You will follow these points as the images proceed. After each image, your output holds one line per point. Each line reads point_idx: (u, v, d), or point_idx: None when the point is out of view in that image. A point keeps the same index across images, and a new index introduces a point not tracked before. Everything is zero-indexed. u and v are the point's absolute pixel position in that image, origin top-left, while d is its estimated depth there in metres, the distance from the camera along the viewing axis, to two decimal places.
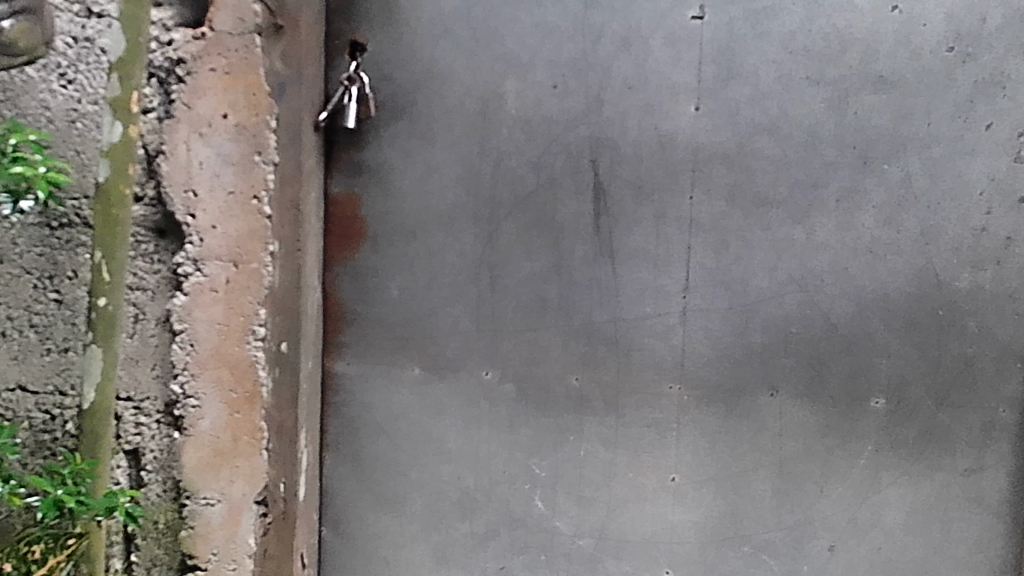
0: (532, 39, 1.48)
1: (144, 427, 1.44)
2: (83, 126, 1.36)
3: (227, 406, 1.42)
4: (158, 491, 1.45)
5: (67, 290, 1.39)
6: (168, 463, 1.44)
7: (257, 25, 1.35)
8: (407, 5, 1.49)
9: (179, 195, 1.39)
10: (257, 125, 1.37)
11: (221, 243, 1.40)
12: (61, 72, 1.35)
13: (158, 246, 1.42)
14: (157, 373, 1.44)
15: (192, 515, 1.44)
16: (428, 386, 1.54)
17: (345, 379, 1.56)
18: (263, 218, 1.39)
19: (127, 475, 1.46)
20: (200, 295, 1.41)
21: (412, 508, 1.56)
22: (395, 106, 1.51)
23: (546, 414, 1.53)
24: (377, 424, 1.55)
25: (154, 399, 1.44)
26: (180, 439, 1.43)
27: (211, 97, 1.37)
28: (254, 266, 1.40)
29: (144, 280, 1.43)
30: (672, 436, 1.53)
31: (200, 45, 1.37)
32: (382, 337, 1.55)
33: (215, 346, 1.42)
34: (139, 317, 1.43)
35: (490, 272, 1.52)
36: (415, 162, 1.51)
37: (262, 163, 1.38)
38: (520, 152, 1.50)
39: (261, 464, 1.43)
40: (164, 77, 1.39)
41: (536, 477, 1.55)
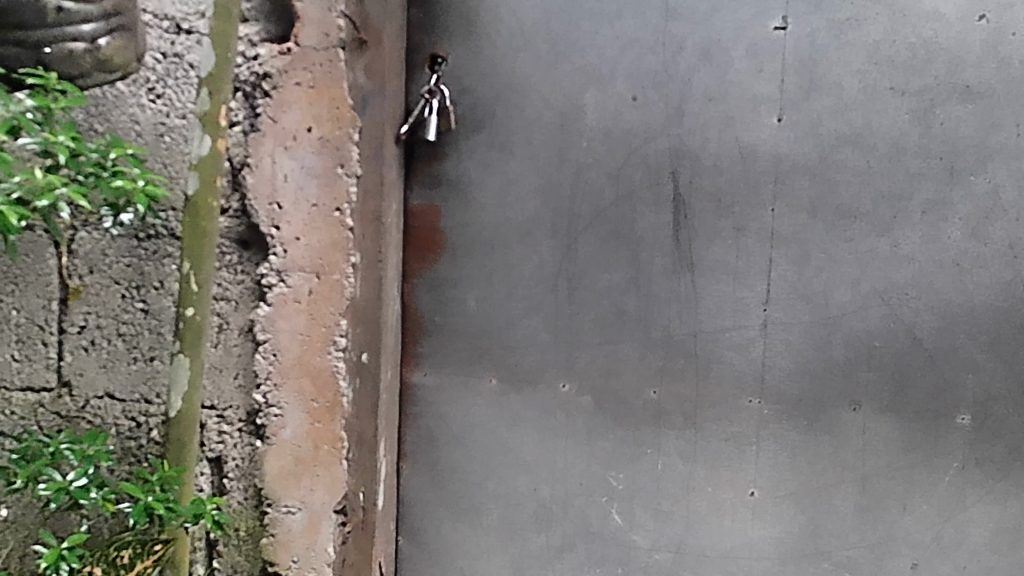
0: (611, 51, 1.48)
1: (227, 435, 1.47)
2: (171, 139, 1.38)
3: (308, 416, 1.44)
4: (240, 499, 1.47)
5: (153, 300, 1.44)
6: (250, 470, 1.46)
7: (341, 40, 1.38)
8: (487, 18, 1.49)
9: (264, 207, 1.41)
10: (340, 138, 1.40)
11: (304, 254, 1.42)
12: (150, 86, 1.37)
13: (242, 258, 1.44)
14: (240, 382, 1.46)
15: (273, 524, 1.45)
16: (505, 397, 1.54)
17: (423, 390, 1.57)
18: (345, 230, 1.41)
19: (210, 482, 1.48)
20: (283, 306, 1.43)
21: (488, 518, 1.56)
22: (474, 118, 1.52)
23: (624, 426, 1.53)
24: (454, 435, 1.56)
25: (236, 407, 1.46)
26: (262, 447, 1.45)
27: (296, 110, 1.39)
28: (336, 277, 1.42)
29: (228, 290, 1.45)
30: (752, 450, 1.51)
31: (285, 59, 1.38)
32: (460, 348, 1.55)
33: (297, 356, 1.43)
34: (223, 326, 1.45)
35: (568, 284, 1.52)
36: (495, 175, 1.52)
37: (345, 175, 1.40)
38: (599, 164, 1.50)
39: (342, 473, 1.45)
40: (250, 91, 1.40)
41: (613, 490, 1.54)
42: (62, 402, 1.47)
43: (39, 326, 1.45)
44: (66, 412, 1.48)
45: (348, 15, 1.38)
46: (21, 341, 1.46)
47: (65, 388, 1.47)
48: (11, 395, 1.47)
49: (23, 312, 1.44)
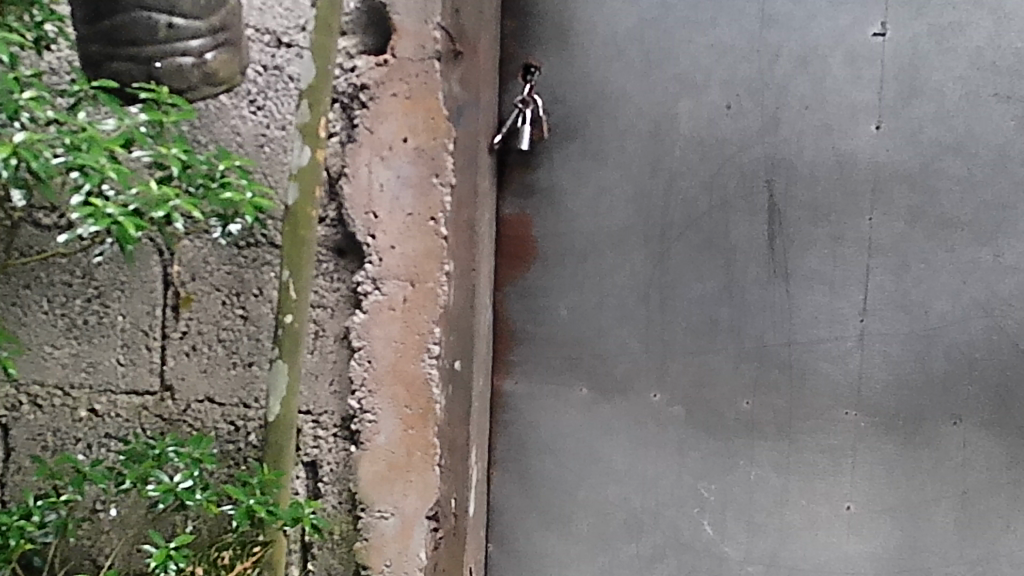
0: (705, 59, 1.48)
1: (322, 440, 1.49)
2: (271, 150, 1.44)
3: (402, 422, 1.46)
4: (334, 503, 1.49)
5: (253, 307, 1.52)
6: (345, 475, 1.49)
7: (437, 51, 1.40)
8: (581, 28, 1.50)
9: (360, 217, 1.44)
10: (435, 148, 1.41)
11: (399, 262, 1.44)
12: (251, 98, 1.44)
13: (338, 265, 1.47)
14: (335, 388, 1.48)
15: (366, 528, 1.48)
16: (596, 406, 1.54)
17: (513, 398, 1.57)
18: (439, 238, 1.43)
19: (305, 486, 1.50)
20: (378, 313, 1.45)
21: (578, 527, 1.56)
22: (568, 127, 1.52)
23: (716, 437, 1.52)
24: (545, 443, 1.56)
25: (331, 413, 1.49)
26: (357, 452, 1.48)
27: (392, 121, 1.41)
28: (430, 285, 1.43)
29: (325, 297, 1.47)
30: (847, 463, 1.49)
31: (382, 71, 1.41)
32: (551, 357, 1.56)
33: (391, 362, 1.45)
34: (319, 333, 1.48)
35: (660, 293, 1.52)
36: (587, 184, 1.52)
37: (440, 184, 1.42)
38: (692, 173, 1.49)
39: (435, 479, 1.47)
40: (347, 102, 1.43)
41: (705, 501, 1.53)
42: (164, 406, 1.54)
43: (144, 331, 1.52)
44: (168, 415, 1.54)
45: (443, 27, 1.40)
46: (127, 345, 1.52)
47: (167, 393, 1.54)
48: (116, 399, 1.53)
49: (128, 319, 1.52)
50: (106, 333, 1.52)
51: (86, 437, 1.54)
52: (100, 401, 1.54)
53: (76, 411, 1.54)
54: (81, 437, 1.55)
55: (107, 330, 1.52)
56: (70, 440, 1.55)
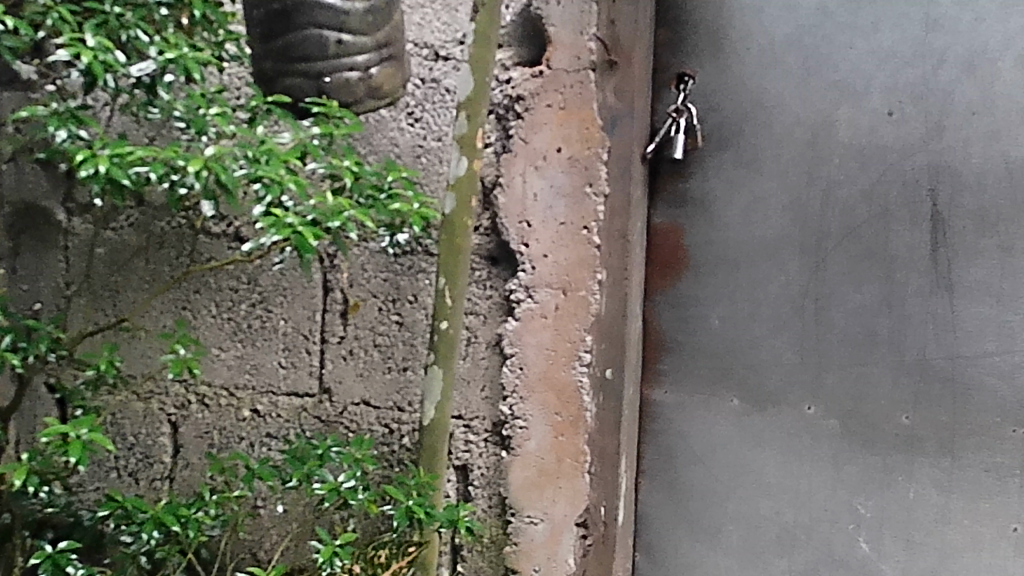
0: (866, 65, 1.45)
1: (473, 445, 1.52)
2: (428, 160, 1.48)
3: (553, 429, 1.47)
4: (484, 507, 1.52)
5: (408, 313, 1.55)
6: (495, 480, 1.51)
7: (592, 61, 1.42)
8: (737, 36, 1.51)
9: (514, 226, 1.46)
10: (589, 157, 1.43)
11: (552, 271, 1.45)
12: (409, 110, 1.48)
13: (490, 273, 1.50)
14: (487, 394, 1.51)
15: (516, 532, 1.50)
16: (748, 417, 1.53)
17: (663, 407, 1.58)
18: (592, 247, 1.44)
19: (456, 489, 1.53)
20: (530, 321, 1.47)
21: (728, 540, 1.55)
22: (722, 136, 1.53)
23: (873, 452, 1.48)
24: (695, 454, 1.56)
25: (482, 418, 1.52)
26: (507, 458, 1.50)
27: (547, 131, 1.44)
28: (582, 294, 1.44)
29: (478, 305, 1.50)
30: (1015, 482, 1.42)
31: (537, 82, 1.44)
32: (702, 367, 1.55)
33: (543, 370, 1.47)
34: (471, 339, 1.51)
35: (816, 304, 1.49)
36: (741, 193, 1.52)
37: (593, 194, 1.43)
38: (851, 181, 1.47)
39: (584, 486, 1.47)
40: (502, 113, 1.46)
41: (861, 517, 1.49)
42: (322, 407, 1.59)
43: (304, 335, 1.58)
44: (326, 417, 1.59)
45: (599, 38, 1.42)
46: (288, 349, 1.59)
47: (326, 395, 1.59)
48: (278, 400, 1.60)
49: (290, 323, 1.58)
50: (269, 337, 1.59)
51: (249, 436, 1.61)
52: (263, 401, 1.60)
53: (240, 411, 1.61)
54: (244, 436, 1.61)
55: (270, 333, 1.59)
56: (234, 439, 1.61)
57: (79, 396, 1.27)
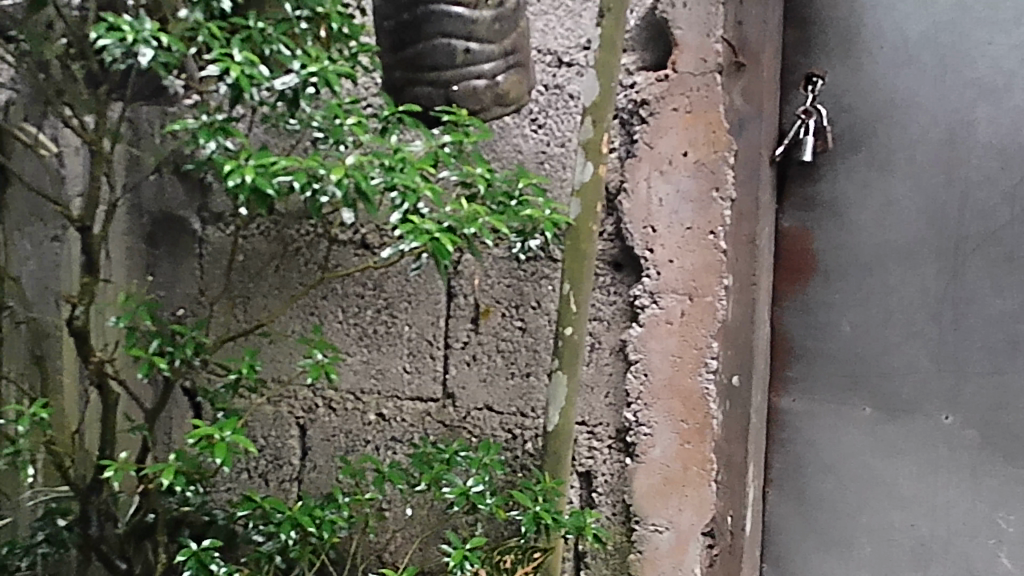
0: (1007, 62, 1.40)
1: (597, 451, 1.52)
2: (551, 166, 1.48)
3: (678, 436, 1.45)
4: (608, 514, 1.51)
5: (531, 319, 1.55)
6: (619, 487, 1.50)
7: (719, 64, 1.41)
8: (869, 34, 1.47)
9: (639, 231, 1.46)
10: (715, 161, 1.41)
11: (677, 276, 1.44)
12: (533, 117, 1.49)
13: (614, 279, 1.50)
14: (611, 400, 1.50)
15: (641, 540, 1.48)
16: (880, 426, 1.49)
17: (791, 415, 1.55)
18: (718, 252, 1.41)
19: (580, 496, 1.53)
20: (655, 327, 1.46)
21: (860, 553, 1.50)
22: (853, 137, 1.49)
23: (1016, 464, 1.41)
24: (824, 462, 1.52)
25: (606, 425, 1.51)
26: (632, 465, 1.49)
27: (672, 135, 1.43)
28: (708, 299, 1.42)
29: (602, 310, 1.50)
30: None
31: (662, 86, 1.44)
32: (831, 374, 1.52)
33: (668, 376, 1.45)
34: (595, 345, 1.51)
35: (953, 310, 1.44)
36: (873, 195, 1.48)
37: (720, 199, 1.41)
38: (992, 182, 1.41)
39: (711, 495, 1.45)
40: (627, 118, 1.47)
41: (1002, 532, 1.42)
42: (446, 412, 1.60)
43: (428, 341, 1.60)
44: (449, 422, 1.60)
45: (726, 40, 1.41)
46: (413, 354, 1.61)
47: (449, 400, 1.60)
48: (402, 404, 1.62)
49: (414, 329, 1.61)
50: (394, 342, 1.62)
51: (375, 439, 1.64)
52: (388, 405, 1.63)
53: (366, 415, 1.64)
54: (370, 439, 1.64)
55: (395, 339, 1.61)
56: (359, 442, 1.65)
57: (220, 398, 1.30)
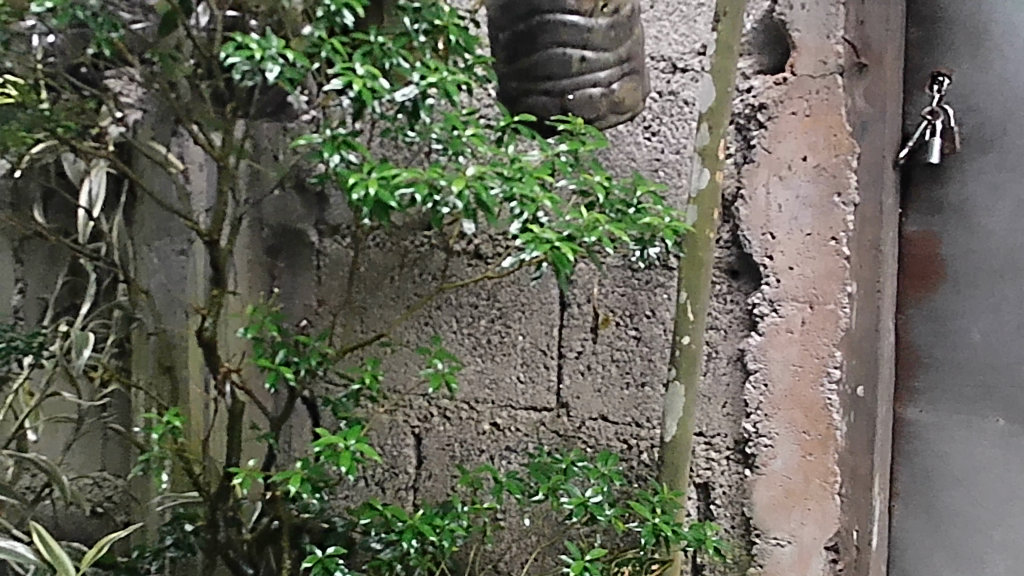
0: None
1: (714, 462, 1.49)
2: (665, 173, 1.47)
3: (800, 448, 1.41)
4: (727, 526, 1.48)
5: (646, 327, 1.52)
6: (739, 499, 1.47)
7: (840, 65, 1.37)
8: (998, 30, 1.41)
9: (757, 238, 1.44)
10: (836, 165, 1.37)
11: (798, 284, 1.41)
12: (647, 124, 1.48)
13: (732, 287, 1.48)
14: (729, 411, 1.48)
15: (761, 554, 1.45)
16: (1015, 439, 1.42)
17: (918, 427, 1.49)
18: (841, 259, 1.37)
19: (697, 507, 1.51)
20: (775, 335, 1.43)
21: (993, 571, 1.43)
22: (983, 137, 1.42)
23: None
24: (954, 476, 1.46)
25: (724, 435, 1.49)
26: (751, 477, 1.46)
27: (791, 140, 1.41)
28: (830, 307, 1.38)
29: (719, 319, 1.49)
30: None
31: (780, 89, 1.42)
32: (961, 384, 1.46)
33: (789, 387, 1.42)
34: (713, 354, 1.49)
35: None
36: (1005, 197, 1.41)
37: (843, 203, 1.37)
38: None
39: (835, 509, 1.39)
40: (744, 123, 1.46)
41: None
42: (560, 422, 1.59)
43: (542, 351, 1.60)
44: (563, 432, 1.59)
45: (847, 40, 1.37)
46: (527, 363, 1.61)
47: (564, 410, 1.59)
48: (517, 414, 1.62)
49: (528, 338, 1.61)
50: (509, 351, 1.63)
51: (489, 449, 1.65)
52: (502, 415, 1.64)
53: (481, 425, 1.66)
54: (485, 449, 1.65)
55: (509, 348, 1.62)
56: (474, 451, 1.66)
57: (342, 407, 1.31)
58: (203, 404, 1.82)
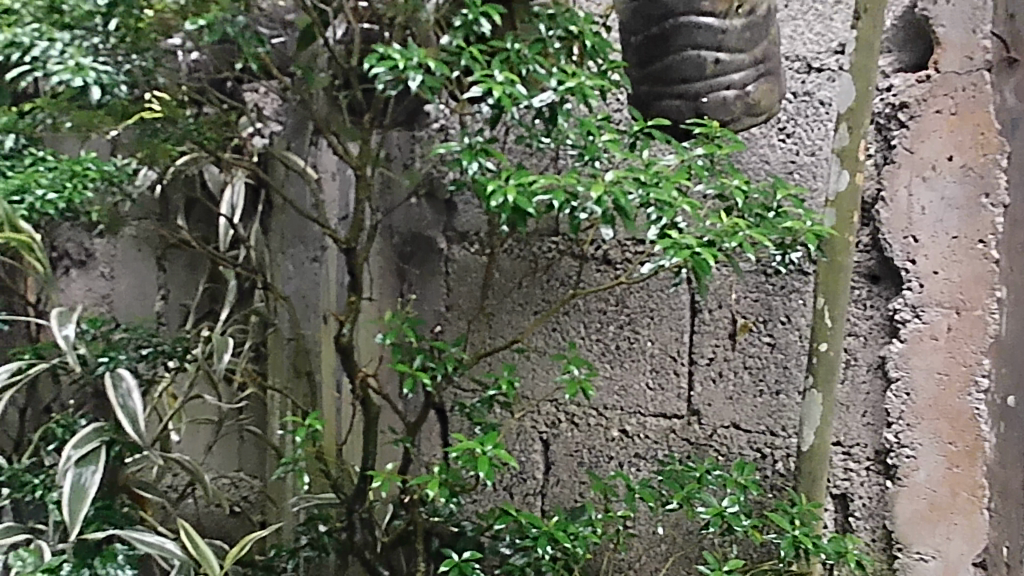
0: None
1: (853, 473, 1.45)
2: (800, 176, 1.44)
3: (946, 460, 1.36)
4: (868, 539, 1.43)
5: (780, 334, 1.47)
6: (879, 511, 1.42)
7: (988, 61, 1.32)
8: None
9: (899, 242, 1.39)
10: (985, 165, 1.32)
11: (942, 289, 1.35)
12: (781, 126, 1.45)
13: (872, 293, 1.43)
14: (869, 420, 1.43)
15: (904, 568, 1.40)
16: None
17: None
18: (990, 262, 1.32)
19: (835, 519, 1.47)
20: (918, 342, 1.38)
21: None
22: None
23: None
24: None
25: (864, 446, 1.44)
26: (893, 488, 1.41)
27: (936, 139, 1.36)
28: (978, 313, 1.33)
29: (858, 325, 1.44)
30: None
31: (924, 87, 1.37)
32: None
33: (933, 396, 1.37)
34: (851, 362, 1.45)
35: None
36: None
37: (991, 205, 1.31)
38: None
39: (984, 524, 1.33)
40: (884, 123, 1.41)
41: None
42: (691, 429, 1.56)
43: (672, 357, 1.58)
44: (694, 439, 1.56)
45: (996, 34, 1.31)
46: (656, 370, 1.60)
47: (694, 417, 1.56)
48: (646, 421, 1.61)
49: (657, 344, 1.59)
50: (638, 358, 1.61)
51: (618, 456, 1.64)
52: (631, 422, 1.62)
53: (609, 431, 1.64)
54: (613, 455, 1.64)
55: (638, 354, 1.61)
56: (603, 458, 1.65)
57: (476, 414, 1.32)
58: (337, 408, 1.86)
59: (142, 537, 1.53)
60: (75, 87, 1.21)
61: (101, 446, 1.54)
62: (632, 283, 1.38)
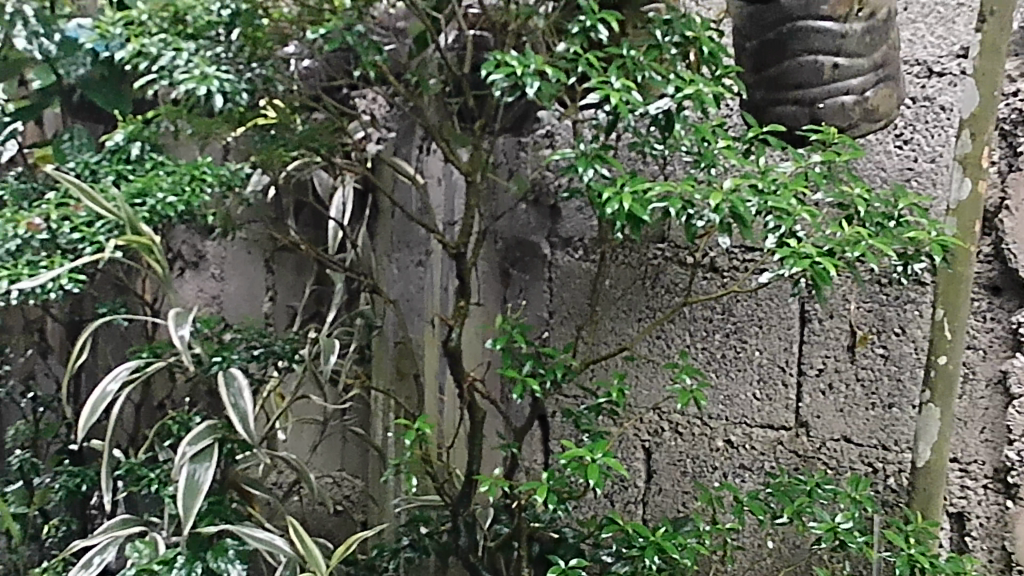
0: None
1: (971, 491, 1.40)
2: (917, 184, 1.41)
3: None
4: (985, 560, 1.39)
5: (895, 346, 1.43)
6: (998, 531, 1.38)
7: None
8: None
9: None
10: None
11: None
12: (898, 132, 1.42)
13: (992, 304, 1.38)
14: (988, 436, 1.38)
15: None
16: None
17: None
18: None
19: (951, 540, 1.42)
20: None
21: None
22: None
23: None
24: None
25: (982, 463, 1.39)
26: (1013, 508, 1.36)
27: None
28: None
29: (977, 338, 1.40)
30: None
31: None
32: None
33: None
34: (970, 376, 1.40)
35: None
36: None
37: None
38: None
39: None
40: (1009, 129, 1.36)
41: None
42: (799, 441, 1.53)
43: (780, 367, 1.55)
44: (803, 452, 1.53)
45: None
46: (764, 380, 1.57)
47: (803, 429, 1.53)
48: (752, 431, 1.58)
49: (766, 354, 1.56)
50: (745, 367, 1.58)
51: (723, 466, 1.62)
52: (737, 432, 1.60)
53: (714, 441, 1.62)
54: (718, 466, 1.62)
55: (746, 364, 1.58)
56: (707, 469, 1.63)
57: (584, 421, 1.33)
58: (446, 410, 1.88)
59: (252, 533, 1.57)
60: (199, 94, 1.25)
61: (214, 442, 1.58)
62: (744, 292, 1.36)
